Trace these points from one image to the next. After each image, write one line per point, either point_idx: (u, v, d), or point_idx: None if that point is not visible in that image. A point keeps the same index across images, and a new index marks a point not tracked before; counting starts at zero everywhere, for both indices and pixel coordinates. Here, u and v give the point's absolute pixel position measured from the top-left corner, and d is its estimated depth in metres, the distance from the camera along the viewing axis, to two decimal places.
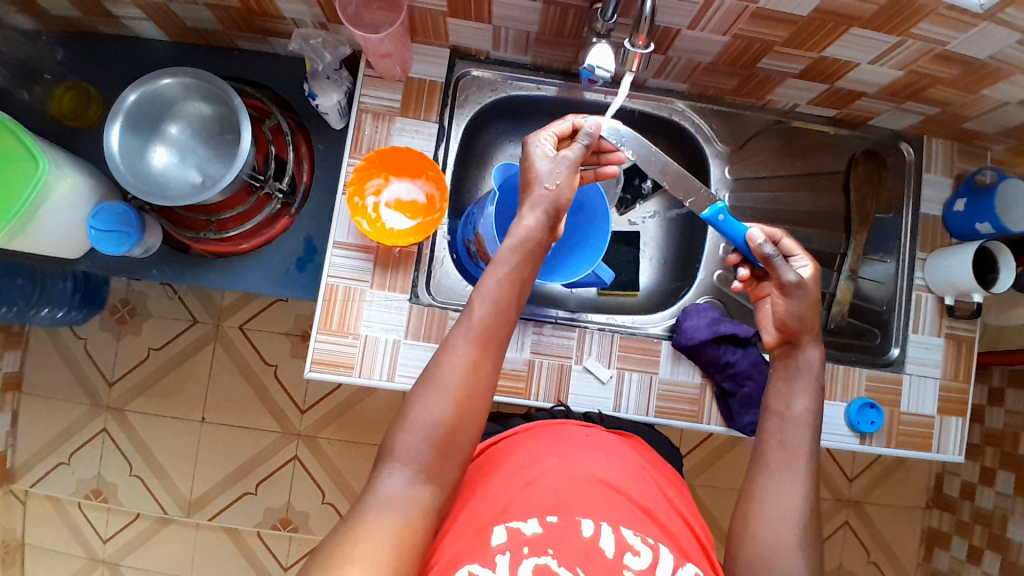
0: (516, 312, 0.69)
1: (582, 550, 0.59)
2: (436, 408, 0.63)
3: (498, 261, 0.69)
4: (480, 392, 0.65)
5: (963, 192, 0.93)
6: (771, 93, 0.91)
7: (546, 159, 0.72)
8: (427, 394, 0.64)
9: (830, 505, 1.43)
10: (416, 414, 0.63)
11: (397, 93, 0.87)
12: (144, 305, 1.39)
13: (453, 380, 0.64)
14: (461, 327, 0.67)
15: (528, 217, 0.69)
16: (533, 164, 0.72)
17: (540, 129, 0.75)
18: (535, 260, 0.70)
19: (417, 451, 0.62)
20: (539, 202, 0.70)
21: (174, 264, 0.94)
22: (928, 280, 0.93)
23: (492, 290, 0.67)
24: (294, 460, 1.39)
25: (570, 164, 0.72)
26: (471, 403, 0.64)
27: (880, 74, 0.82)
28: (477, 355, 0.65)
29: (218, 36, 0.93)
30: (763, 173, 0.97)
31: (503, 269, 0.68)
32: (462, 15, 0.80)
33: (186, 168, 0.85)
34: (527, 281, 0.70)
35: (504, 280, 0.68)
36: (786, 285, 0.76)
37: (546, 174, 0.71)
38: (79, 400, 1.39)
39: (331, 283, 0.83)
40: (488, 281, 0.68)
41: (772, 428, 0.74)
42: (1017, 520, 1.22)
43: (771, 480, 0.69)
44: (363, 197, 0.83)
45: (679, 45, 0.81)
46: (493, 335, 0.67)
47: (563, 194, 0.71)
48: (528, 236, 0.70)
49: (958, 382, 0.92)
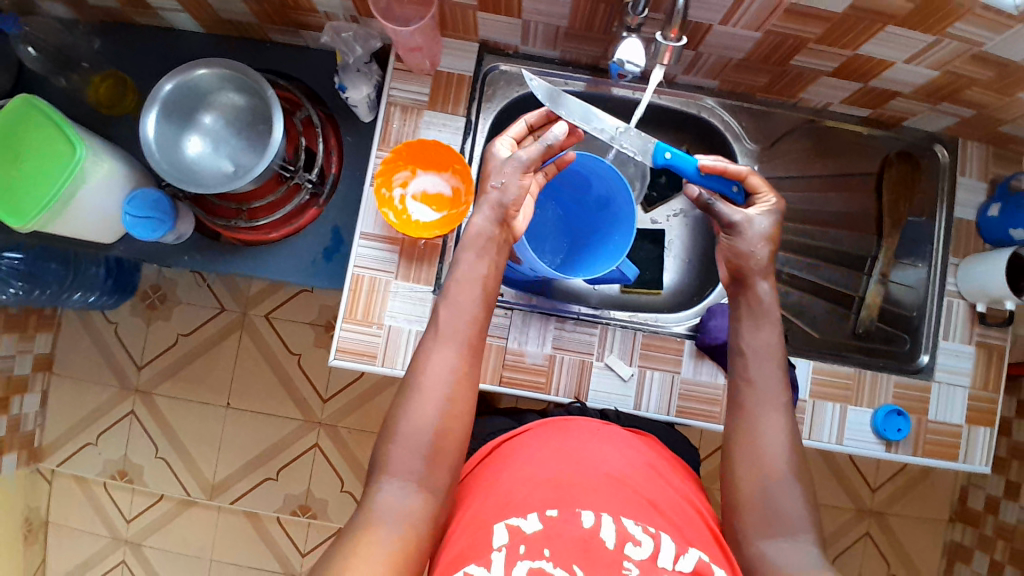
0: (485, 309, 0.70)
1: (581, 543, 0.60)
2: (424, 417, 0.64)
3: (460, 261, 0.71)
4: (462, 396, 0.66)
5: (997, 198, 0.90)
6: (803, 91, 0.90)
7: (498, 160, 0.74)
8: (410, 405, 0.64)
9: (851, 515, 1.41)
10: (405, 426, 0.63)
11: (426, 87, 0.88)
12: (173, 292, 1.42)
13: (437, 386, 0.65)
14: (429, 334, 0.68)
15: (474, 216, 0.72)
16: (487, 164, 0.75)
17: (497, 135, 0.77)
18: (497, 257, 0.72)
19: (408, 464, 0.62)
20: (485, 199, 0.73)
21: (204, 251, 0.95)
22: (960, 286, 0.91)
23: (454, 293, 0.69)
24: (314, 448, 1.41)
25: (521, 163, 0.72)
26: (455, 406, 0.65)
27: (914, 73, 0.80)
28: (454, 362, 0.66)
29: (252, 28, 0.94)
30: (794, 173, 0.95)
31: (465, 267, 0.71)
32: (492, 10, 0.80)
33: (219, 158, 0.86)
34: (489, 278, 0.71)
35: (463, 278, 0.70)
36: (732, 226, 0.77)
37: (498, 173, 0.73)
38: (108, 383, 1.43)
39: (357, 274, 0.85)
40: (453, 288, 0.70)
41: (738, 368, 0.73)
42: None
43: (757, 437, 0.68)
44: (391, 188, 0.84)
45: (710, 41, 0.81)
46: (465, 336, 0.68)
47: (510, 192, 0.72)
48: (481, 234, 0.72)
49: (987, 392, 0.90)
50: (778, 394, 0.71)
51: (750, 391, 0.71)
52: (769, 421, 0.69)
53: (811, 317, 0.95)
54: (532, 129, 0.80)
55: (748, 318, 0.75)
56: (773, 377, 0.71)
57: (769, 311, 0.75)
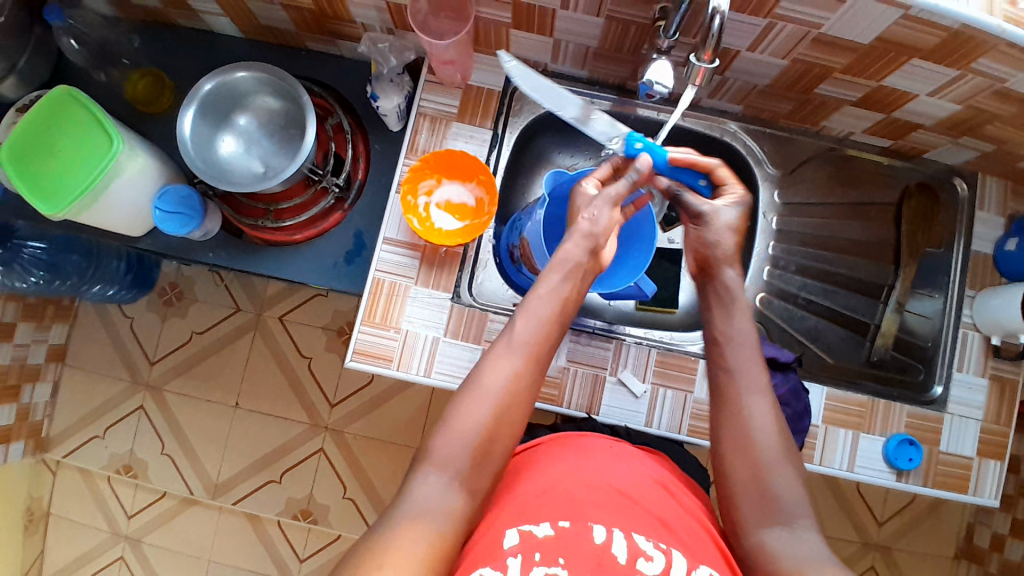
0: (559, 330, 0.72)
1: (594, 558, 0.58)
2: (474, 413, 0.65)
3: (543, 279, 0.73)
4: (519, 401, 0.67)
5: (1015, 232, 0.91)
6: (826, 119, 0.91)
7: (586, 196, 0.77)
8: (465, 401, 0.66)
9: (856, 548, 1.39)
10: (456, 419, 0.65)
11: (455, 99, 0.90)
12: (190, 289, 1.44)
13: (494, 388, 0.66)
14: (502, 341, 0.70)
15: (567, 242, 0.73)
16: (575, 201, 0.78)
17: (586, 176, 0.79)
18: (579, 281, 0.74)
19: (454, 458, 0.63)
20: (577, 230, 0.74)
21: (230, 248, 0.96)
22: (976, 318, 0.91)
23: (534, 308, 0.71)
24: (319, 452, 1.41)
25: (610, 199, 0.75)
26: (511, 409, 0.67)
27: (936, 106, 0.81)
28: (518, 367, 0.68)
29: (289, 35, 0.97)
30: (812, 201, 0.97)
31: (548, 285, 0.73)
32: (525, 27, 0.82)
33: (250, 158, 0.89)
34: (569, 299, 0.73)
35: (545, 295, 0.72)
36: (699, 216, 0.80)
37: (589, 208, 0.76)
38: (119, 377, 1.44)
39: (378, 278, 0.85)
40: (533, 301, 0.72)
41: (715, 356, 0.75)
42: None
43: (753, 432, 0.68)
44: (415, 196, 0.86)
45: (737, 66, 0.82)
46: (535, 348, 0.69)
47: (601, 224, 0.74)
48: (568, 259, 0.74)
49: (1001, 426, 0.89)
50: (762, 379, 0.72)
51: (730, 378, 0.72)
52: (754, 403, 0.70)
53: (827, 343, 0.97)
54: (615, 172, 0.80)
55: (719, 306, 0.78)
56: (750, 362, 0.73)
57: (738, 296, 0.78)
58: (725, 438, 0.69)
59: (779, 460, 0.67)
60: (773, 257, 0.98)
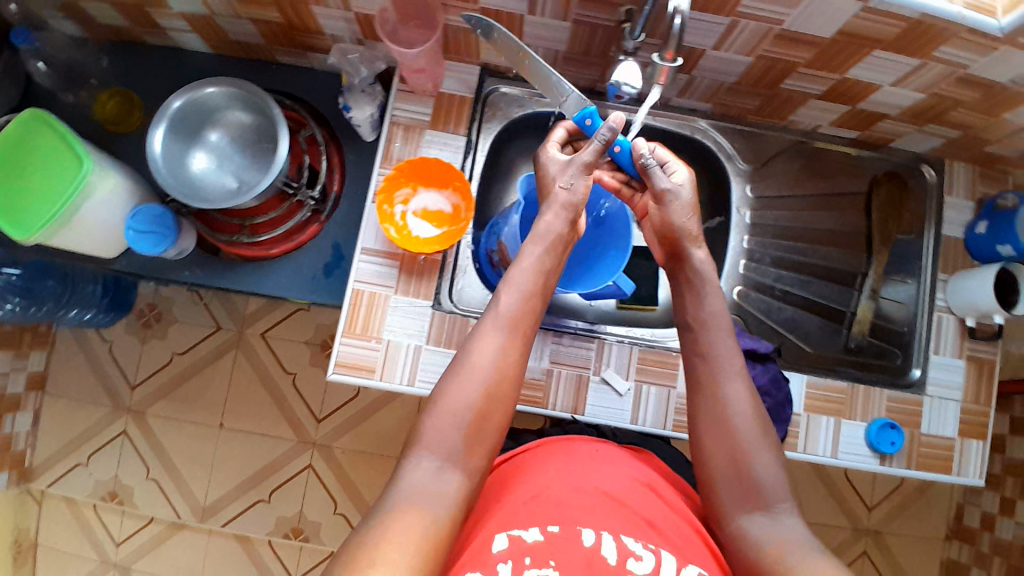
0: (544, 303, 0.74)
1: (583, 560, 0.58)
2: (465, 395, 0.65)
3: (525, 253, 0.75)
4: (509, 379, 0.68)
5: (984, 216, 0.93)
6: (792, 114, 0.93)
7: (556, 162, 0.80)
8: (455, 383, 0.66)
9: (848, 534, 1.41)
10: (446, 401, 0.65)
11: (427, 107, 0.90)
12: (169, 310, 1.42)
13: (482, 366, 0.67)
14: (490, 317, 0.70)
15: (546, 214, 0.76)
16: (545, 168, 0.80)
17: (545, 141, 0.82)
18: (561, 253, 0.76)
19: (447, 439, 0.63)
20: (555, 201, 0.77)
21: (208, 266, 0.95)
22: (949, 302, 0.93)
23: (519, 280, 0.72)
24: (308, 469, 1.40)
25: (581, 165, 0.78)
26: (503, 385, 0.67)
27: (901, 96, 0.83)
28: (505, 345, 0.69)
29: (259, 49, 0.97)
30: (785, 193, 0.98)
31: (530, 259, 0.74)
32: (493, 34, 0.83)
33: (223, 174, 0.88)
34: (550, 271, 0.75)
35: (527, 268, 0.73)
36: (660, 194, 0.79)
37: (560, 177, 0.78)
38: (100, 402, 1.42)
39: (357, 288, 0.84)
40: (516, 273, 0.73)
41: (690, 342, 0.75)
42: None
43: (731, 417, 0.69)
44: (392, 205, 0.85)
45: (704, 65, 0.84)
46: (521, 323, 0.71)
47: (578, 193, 0.77)
48: (548, 231, 0.76)
49: (980, 406, 0.91)
50: (734, 360, 0.72)
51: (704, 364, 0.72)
52: (729, 389, 0.70)
53: (805, 332, 0.98)
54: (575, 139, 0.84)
55: (691, 293, 0.77)
56: (725, 346, 0.73)
57: (708, 276, 0.78)
58: (705, 422, 0.70)
59: (766, 449, 0.68)
60: (748, 250, 0.99)
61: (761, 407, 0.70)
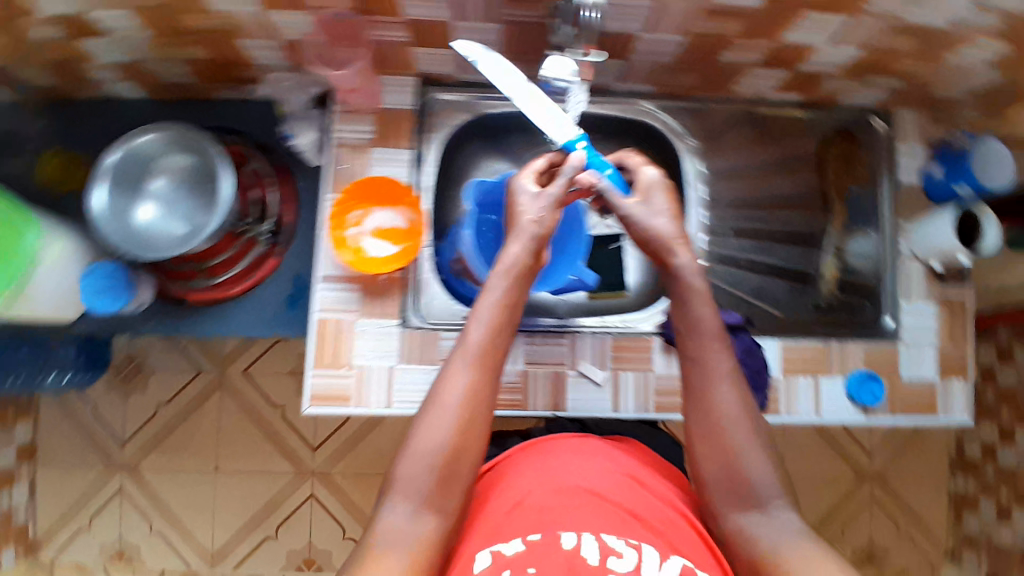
0: (511, 337, 0.69)
1: (564, 564, 0.58)
2: (435, 436, 0.62)
3: (489, 288, 0.68)
4: (480, 415, 0.64)
5: (939, 159, 0.93)
6: (735, 84, 0.92)
7: (528, 194, 0.71)
8: (425, 423, 0.63)
9: (851, 480, 1.43)
10: (416, 442, 0.62)
11: (369, 125, 0.88)
12: (148, 360, 1.40)
13: (451, 404, 0.63)
14: (458, 353, 0.66)
15: (512, 246, 0.68)
16: (516, 199, 0.71)
17: (522, 168, 0.74)
18: (526, 288, 0.70)
19: (418, 483, 0.61)
20: (523, 233, 0.69)
21: (172, 314, 0.93)
22: (916, 252, 0.92)
23: (485, 315, 0.67)
24: (311, 498, 1.39)
25: (551, 199, 0.70)
26: (473, 426, 0.63)
27: (839, 52, 0.83)
28: (473, 380, 0.64)
29: (194, 88, 0.95)
30: (735, 162, 1.00)
31: (494, 295, 0.68)
32: (424, 42, 0.81)
33: (171, 221, 0.86)
34: (517, 304, 0.69)
35: (489, 305, 0.67)
36: (628, 215, 0.71)
37: (529, 207, 0.70)
38: (93, 463, 1.39)
39: (322, 317, 0.83)
40: (481, 307, 0.67)
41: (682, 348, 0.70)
42: None
43: (721, 421, 0.66)
44: (344, 229, 0.84)
45: (639, 48, 0.83)
46: (489, 359, 0.66)
47: (547, 224, 0.70)
48: (514, 265, 0.69)
49: (957, 345, 0.91)
50: (727, 362, 0.68)
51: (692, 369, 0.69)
52: (719, 394, 0.67)
53: (772, 297, 0.99)
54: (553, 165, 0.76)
55: (676, 302, 0.71)
56: (718, 354, 0.68)
57: (698, 290, 0.70)
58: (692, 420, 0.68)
59: (755, 449, 0.66)
60: (709, 224, 0.99)
61: (752, 408, 0.68)
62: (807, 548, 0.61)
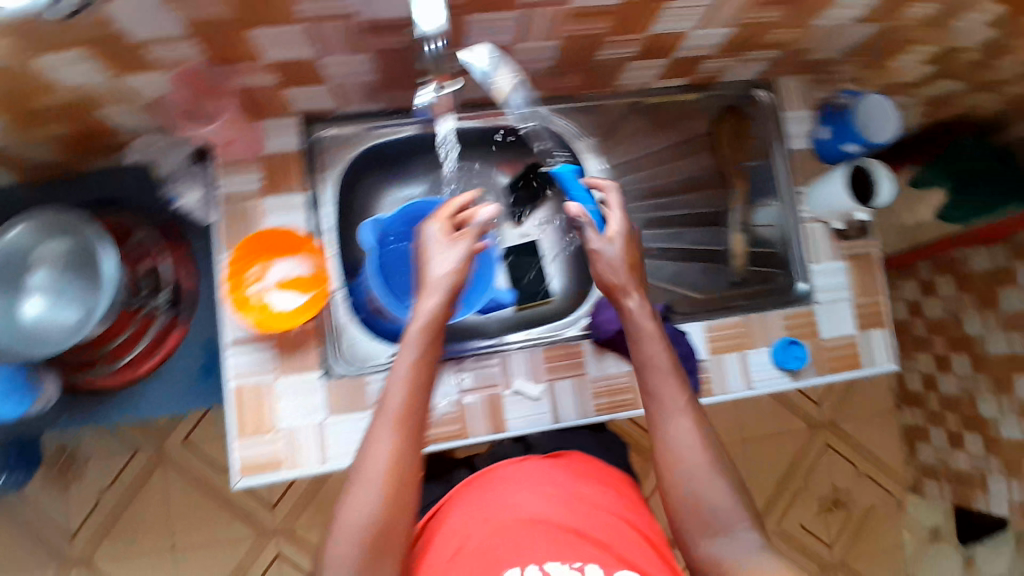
0: (431, 394, 0.66)
1: None
2: (364, 507, 0.59)
3: (405, 347, 0.65)
4: (409, 477, 0.61)
5: (825, 120, 0.96)
6: (619, 78, 0.92)
7: (438, 245, 0.68)
8: (353, 494, 0.60)
9: (805, 433, 1.49)
10: (344, 518, 0.59)
11: (255, 173, 0.83)
12: (82, 446, 1.33)
13: (377, 471, 0.60)
14: (379, 417, 0.63)
15: (428, 301, 0.65)
16: (425, 249, 0.68)
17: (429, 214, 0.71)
18: (440, 345, 0.67)
19: (347, 561, 0.58)
20: (438, 288, 0.66)
21: (83, 405, 0.88)
22: (814, 211, 0.95)
23: (403, 376, 0.64)
24: (279, 557, 1.34)
25: (461, 251, 0.67)
26: (403, 492, 0.61)
27: (710, 35, 0.83)
28: (397, 443, 0.61)
29: (63, 164, 0.89)
30: (636, 154, 1.02)
31: (410, 356, 0.64)
32: (294, 84, 0.77)
33: (61, 309, 0.79)
34: (432, 363, 0.65)
35: (401, 370, 0.64)
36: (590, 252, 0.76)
37: (438, 259, 0.67)
38: (41, 565, 1.32)
39: (237, 386, 0.80)
40: (399, 367, 0.64)
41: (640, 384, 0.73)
42: (985, 398, 1.23)
43: (677, 453, 0.68)
44: (245, 288, 0.80)
45: (515, 58, 0.81)
46: (412, 419, 0.63)
47: (461, 278, 0.66)
48: (429, 321, 0.65)
49: (870, 298, 0.95)
50: (680, 396, 0.70)
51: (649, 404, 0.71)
52: (673, 426, 0.69)
53: (690, 281, 1.00)
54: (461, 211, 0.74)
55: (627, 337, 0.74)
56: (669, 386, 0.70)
57: (641, 328, 0.73)
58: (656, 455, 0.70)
59: (712, 473, 0.67)
60: None
61: (711, 436, 0.69)
62: (771, 566, 0.62)
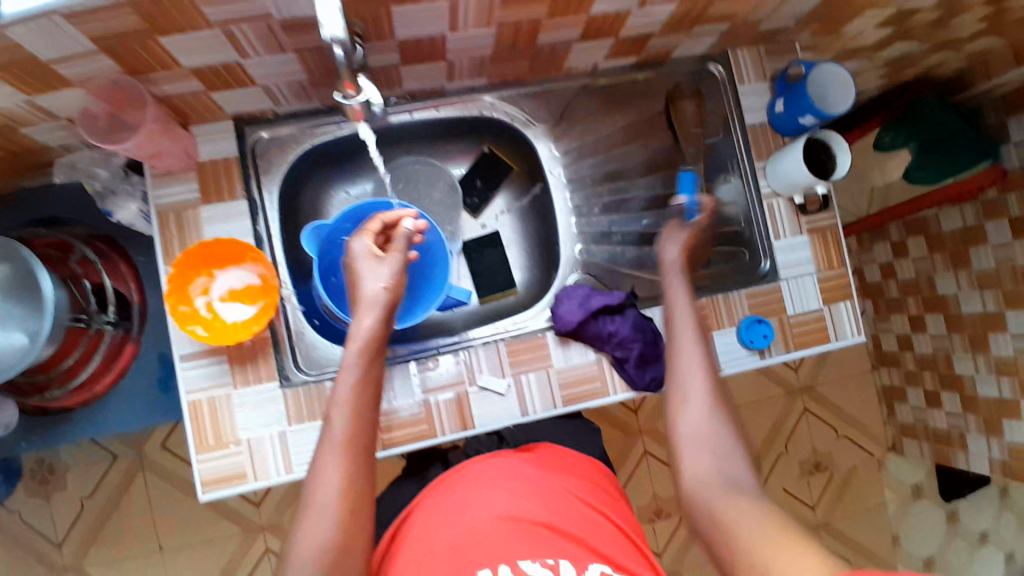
0: (376, 413, 0.68)
1: None
2: (318, 536, 0.59)
3: (345, 367, 0.67)
4: (364, 500, 0.62)
5: (779, 92, 0.92)
6: (567, 60, 0.89)
7: (368, 259, 0.71)
8: (305, 524, 0.60)
9: (784, 400, 1.50)
10: (299, 550, 0.58)
11: (192, 182, 0.81)
12: (59, 458, 1.32)
13: (328, 500, 0.60)
14: (325, 444, 0.63)
15: (366, 319, 0.67)
16: (356, 266, 0.71)
17: (355, 231, 0.74)
18: (381, 360, 0.69)
19: None
20: (374, 304, 0.68)
21: (39, 429, 0.86)
22: (773, 186, 0.93)
23: (345, 399, 0.65)
24: (267, 552, 1.35)
25: (393, 263, 0.71)
26: (357, 515, 0.61)
27: (653, 13, 0.80)
28: (347, 469, 0.62)
29: None
30: (588, 138, 1.00)
31: (350, 376, 0.66)
32: (220, 87, 0.74)
33: (8, 331, 0.75)
34: (373, 381, 0.68)
35: (343, 391, 0.65)
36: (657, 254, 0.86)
37: (371, 275, 0.70)
38: None
39: (193, 400, 0.78)
40: (340, 390, 0.65)
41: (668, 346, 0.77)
42: (961, 355, 1.22)
43: (690, 400, 0.69)
44: (189, 301, 0.78)
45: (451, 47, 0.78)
46: (358, 443, 0.64)
47: (395, 292, 0.70)
48: (370, 337, 0.68)
49: (835, 270, 0.94)
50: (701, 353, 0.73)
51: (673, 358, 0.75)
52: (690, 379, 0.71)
53: (653, 266, 0.98)
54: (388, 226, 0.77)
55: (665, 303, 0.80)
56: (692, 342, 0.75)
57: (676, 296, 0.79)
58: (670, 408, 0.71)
59: (719, 424, 0.67)
60: (574, 207, 1.02)
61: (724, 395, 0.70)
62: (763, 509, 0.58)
